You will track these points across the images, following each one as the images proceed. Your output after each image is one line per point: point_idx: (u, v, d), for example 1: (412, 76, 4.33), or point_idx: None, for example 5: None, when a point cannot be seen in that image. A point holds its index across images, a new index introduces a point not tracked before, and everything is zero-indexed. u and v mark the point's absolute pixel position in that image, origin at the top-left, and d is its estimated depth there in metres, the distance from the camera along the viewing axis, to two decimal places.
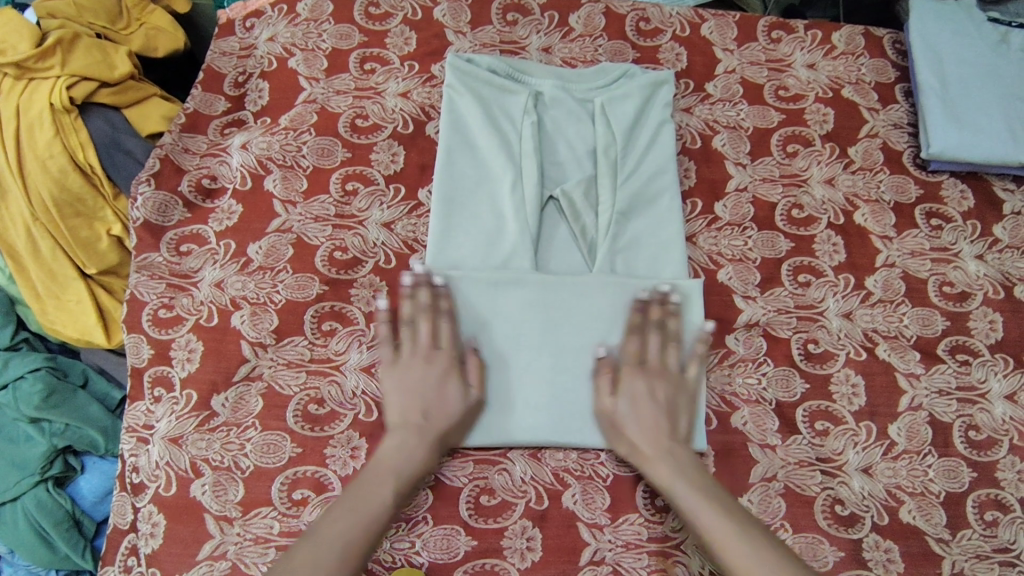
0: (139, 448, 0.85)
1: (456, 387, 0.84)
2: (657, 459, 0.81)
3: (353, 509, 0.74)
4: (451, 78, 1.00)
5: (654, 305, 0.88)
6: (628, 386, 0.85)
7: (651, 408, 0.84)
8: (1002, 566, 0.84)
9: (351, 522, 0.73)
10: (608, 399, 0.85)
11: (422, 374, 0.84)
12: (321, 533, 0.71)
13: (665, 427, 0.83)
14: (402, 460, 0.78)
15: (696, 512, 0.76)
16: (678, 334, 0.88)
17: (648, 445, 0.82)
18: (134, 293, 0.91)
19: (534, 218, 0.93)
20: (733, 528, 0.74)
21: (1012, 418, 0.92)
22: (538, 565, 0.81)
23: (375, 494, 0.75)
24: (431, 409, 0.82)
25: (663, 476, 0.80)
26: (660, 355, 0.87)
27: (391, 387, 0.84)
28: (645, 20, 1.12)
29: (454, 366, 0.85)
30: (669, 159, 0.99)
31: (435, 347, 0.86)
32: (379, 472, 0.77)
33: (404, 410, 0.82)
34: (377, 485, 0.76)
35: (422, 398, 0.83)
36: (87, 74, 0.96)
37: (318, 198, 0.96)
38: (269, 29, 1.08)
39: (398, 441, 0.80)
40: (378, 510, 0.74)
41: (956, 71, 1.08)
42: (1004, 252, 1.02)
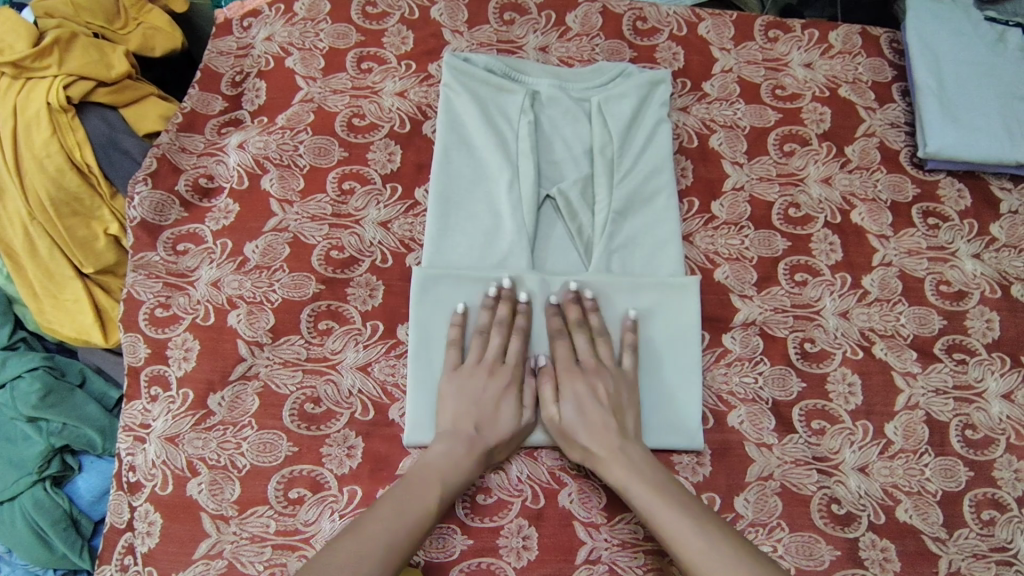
0: (135, 448, 0.85)
1: (513, 403, 0.84)
2: (611, 460, 0.80)
3: (398, 509, 0.73)
4: (448, 78, 1.00)
5: (572, 306, 0.89)
6: (569, 389, 0.85)
7: (596, 408, 0.83)
8: (999, 565, 0.84)
9: (395, 521, 0.72)
10: (552, 406, 0.85)
11: (485, 389, 0.84)
12: (367, 529, 0.70)
13: (613, 426, 0.82)
14: (450, 467, 0.78)
15: (650, 510, 0.75)
16: (603, 329, 0.89)
17: (598, 448, 0.81)
18: (131, 293, 0.91)
19: (530, 218, 0.93)
20: (689, 523, 0.73)
21: (1009, 416, 0.92)
22: (533, 564, 0.81)
23: (420, 497, 0.75)
24: (485, 422, 0.82)
25: (617, 477, 0.79)
26: (594, 351, 0.87)
27: (451, 398, 0.84)
28: (642, 20, 1.12)
29: (515, 384, 0.85)
30: (666, 158, 0.99)
31: (499, 361, 0.86)
32: (426, 477, 0.77)
33: (456, 419, 0.82)
34: (424, 489, 0.76)
35: (478, 411, 0.82)
36: (85, 74, 0.96)
37: (314, 197, 0.96)
38: (267, 29, 1.08)
39: (445, 449, 0.80)
40: (422, 514, 0.73)
41: (953, 70, 1.08)
42: (1001, 251, 1.02)
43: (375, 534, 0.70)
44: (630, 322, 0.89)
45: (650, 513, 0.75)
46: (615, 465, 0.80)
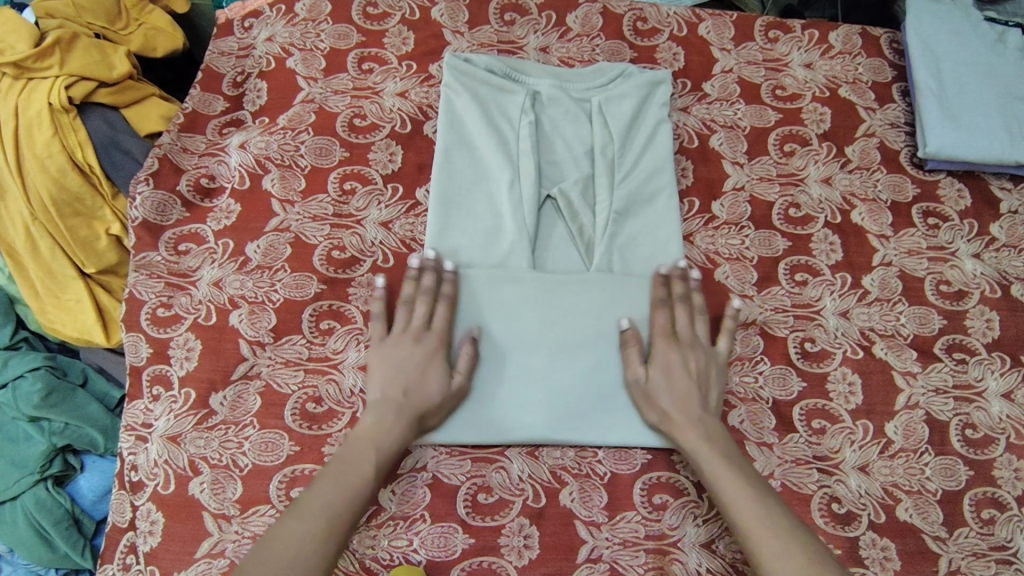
0: (137, 447, 0.85)
1: (439, 366, 0.83)
2: (686, 425, 0.81)
3: (334, 481, 0.72)
4: (448, 78, 1.01)
5: (676, 281, 0.90)
6: (663, 352, 0.86)
7: (683, 378, 0.84)
8: (999, 564, 0.85)
9: (334, 494, 0.71)
10: (640, 368, 0.86)
11: (409, 353, 0.83)
12: (306, 504, 0.70)
13: (696, 396, 0.83)
14: (383, 434, 0.77)
15: (715, 472, 0.76)
16: (703, 309, 0.90)
17: (677, 412, 0.82)
18: (133, 293, 0.91)
19: (531, 218, 0.94)
20: (753, 495, 0.73)
21: (1009, 416, 0.92)
22: (535, 562, 0.81)
23: (357, 467, 0.74)
24: (414, 388, 0.81)
25: (690, 440, 0.80)
26: (691, 327, 0.88)
27: (378, 367, 0.82)
28: (643, 20, 1.12)
29: (441, 349, 0.84)
30: (666, 159, 0.99)
31: (426, 329, 0.85)
32: (357, 447, 0.76)
33: (385, 387, 0.81)
34: (360, 459, 0.75)
35: (405, 377, 0.81)
36: (87, 74, 0.96)
37: (316, 197, 0.96)
38: (268, 29, 1.08)
39: (375, 419, 0.79)
40: (359, 484, 0.73)
41: (952, 70, 1.08)
42: (1001, 251, 1.02)
43: (316, 508, 0.69)
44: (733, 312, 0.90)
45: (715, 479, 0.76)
46: (689, 431, 0.81)
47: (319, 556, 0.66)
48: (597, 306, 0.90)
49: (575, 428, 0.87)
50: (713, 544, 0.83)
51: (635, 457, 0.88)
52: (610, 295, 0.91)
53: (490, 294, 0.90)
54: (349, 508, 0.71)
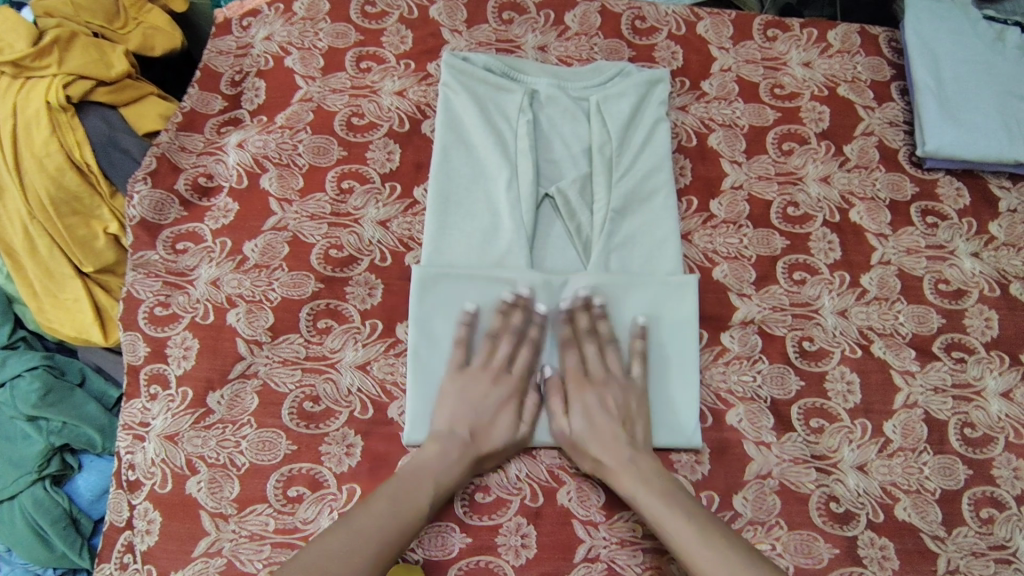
0: (135, 446, 0.85)
1: (511, 415, 0.85)
2: (619, 473, 0.81)
3: (391, 509, 0.75)
4: (446, 77, 1.01)
5: (581, 313, 0.89)
6: (579, 396, 0.86)
7: (605, 418, 0.84)
8: (997, 563, 0.85)
9: (388, 524, 0.73)
10: (563, 420, 0.85)
11: (486, 395, 0.85)
12: (361, 526, 0.72)
13: (623, 438, 0.83)
14: (442, 468, 0.80)
15: (662, 521, 0.76)
16: (613, 338, 0.90)
17: (608, 457, 0.82)
18: (130, 291, 0.91)
19: (529, 217, 0.94)
20: (704, 538, 0.74)
21: (1008, 415, 0.92)
22: (532, 562, 0.81)
23: (413, 499, 0.76)
24: (481, 429, 0.83)
25: (626, 488, 0.80)
26: (602, 361, 0.88)
27: (451, 399, 0.85)
28: (641, 19, 1.12)
29: (515, 396, 0.86)
30: (664, 157, 0.99)
31: (505, 369, 0.87)
32: (418, 476, 0.78)
33: (453, 420, 0.83)
34: (418, 490, 0.77)
35: (475, 416, 0.83)
36: (85, 73, 0.96)
37: (313, 196, 0.96)
38: (266, 28, 1.08)
39: (437, 450, 0.81)
40: (412, 516, 0.75)
41: (951, 69, 1.08)
42: (1000, 250, 1.02)
43: (369, 533, 0.72)
44: (640, 328, 0.90)
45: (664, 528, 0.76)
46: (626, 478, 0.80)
47: None
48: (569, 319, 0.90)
49: None
50: None
51: None
52: (608, 294, 0.91)
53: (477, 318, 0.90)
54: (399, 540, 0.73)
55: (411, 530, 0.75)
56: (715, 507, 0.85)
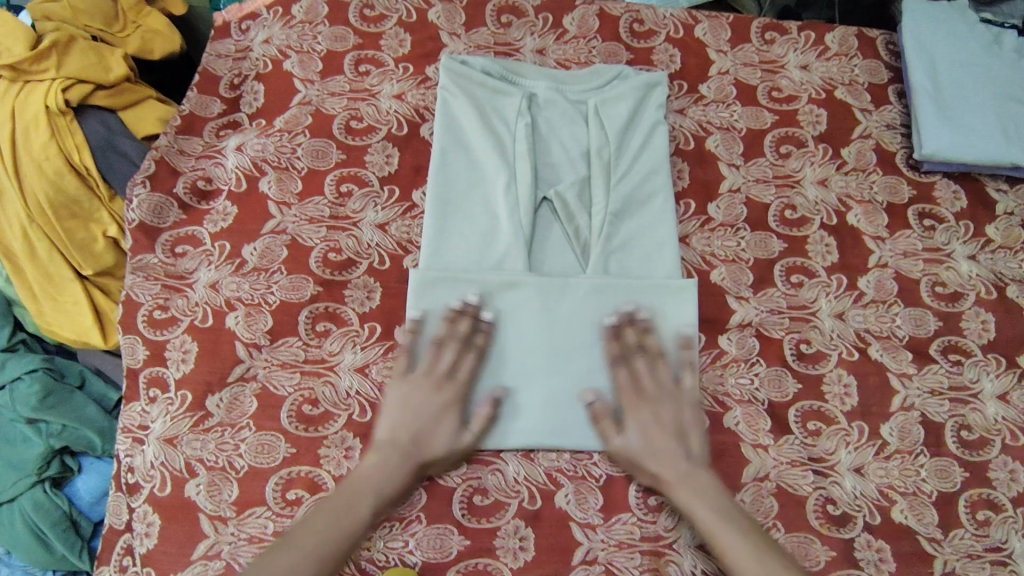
0: (134, 449, 0.85)
1: (455, 422, 0.84)
2: (676, 485, 0.81)
3: (330, 526, 0.75)
4: (444, 80, 1.01)
5: (626, 329, 0.89)
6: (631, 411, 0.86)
7: (661, 434, 0.84)
8: (993, 565, 0.85)
9: (327, 542, 0.74)
10: (617, 437, 0.85)
11: (428, 402, 0.84)
12: (298, 541, 0.74)
13: (678, 450, 0.83)
14: (382, 477, 0.79)
15: (715, 533, 0.77)
16: (661, 352, 0.89)
17: (668, 473, 0.82)
18: (129, 294, 0.92)
19: (527, 219, 0.94)
20: (760, 559, 0.75)
21: (1004, 417, 0.92)
22: (530, 565, 0.81)
23: (353, 513, 0.77)
24: (422, 436, 0.82)
25: (683, 500, 0.80)
26: (652, 376, 0.87)
27: (393, 408, 0.84)
28: (639, 22, 1.12)
29: (458, 402, 0.85)
30: (662, 160, 1.00)
31: (448, 377, 0.86)
32: (357, 489, 0.78)
33: (395, 428, 0.83)
34: (357, 503, 0.78)
35: (417, 423, 0.83)
36: (83, 77, 0.97)
37: (312, 199, 0.96)
38: (265, 31, 1.08)
39: (377, 459, 0.81)
40: (352, 530, 0.76)
41: (949, 72, 1.08)
42: (996, 252, 1.02)
43: (307, 553, 0.73)
44: (687, 339, 0.90)
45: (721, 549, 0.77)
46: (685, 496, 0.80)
47: None
48: (570, 324, 0.90)
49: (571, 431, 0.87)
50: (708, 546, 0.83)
51: None
52: (606, 297, 0.91)
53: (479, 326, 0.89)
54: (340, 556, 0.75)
55: (353, 543, 0.76)
56: None
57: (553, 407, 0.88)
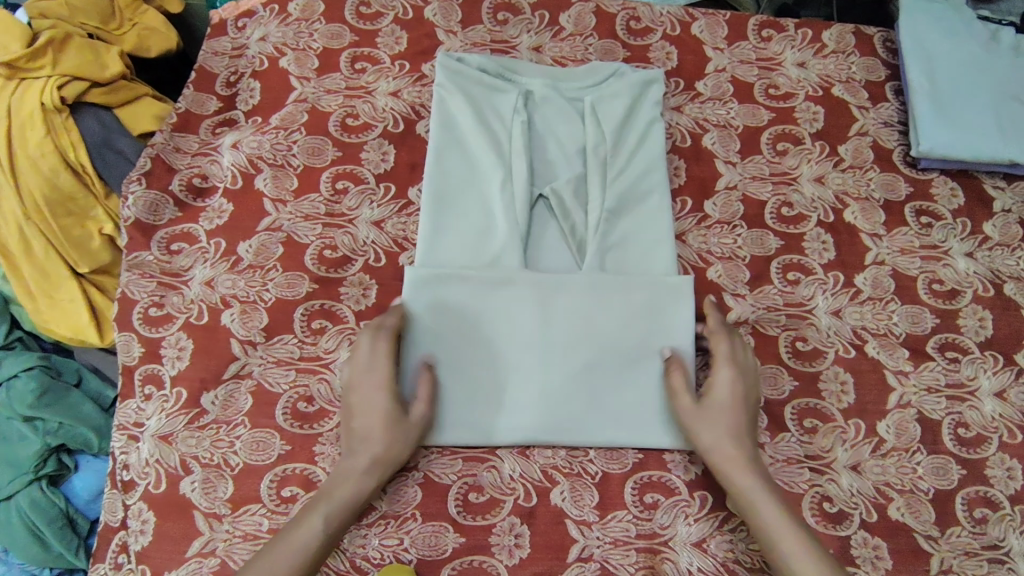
0: (130, 446, 0.85)
1: (393, 404, 0.82)
2: (738, 463, 0.79)
3: (275, 553, 0.72)
4: (440, 77, 1.00)
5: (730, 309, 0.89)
6: (723, 379, 0.84)
7: (737, 411, 0.82)
8: (991, 563, 0.85)
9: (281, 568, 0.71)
10: (687, 397, 0.85)
11: (359, 398, 0.82)
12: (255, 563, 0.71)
13: (750, 434, 0.82)
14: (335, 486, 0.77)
15: (770, 518, 0.76)
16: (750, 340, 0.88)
17: (733, 450, 0.80)
18: (125, 292, 0.91)
19: (523, 217, 0.94)
20: (809, 551, 0.73)
21: (1002, 415, 0.92)
22: (526, 561, 0.81)
23: (298, 537, 0.73)
24: (366, 431, 0.80)
25: (744, 478, 0.78)
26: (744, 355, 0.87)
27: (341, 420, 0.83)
28: (636, 19, 1.12)
29: (391, 385, 0.82)
30: (659, 157, 0.99)
31: (370, 365, 0.83)
32: (315, 500, 0.77)
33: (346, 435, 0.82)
34: (304, 521, 0.74)
35: (361, 422, 0.81)
36: (79, 74, 0.97)
37: (308, 197, 0.96)
38: (261, 29, 1.08)
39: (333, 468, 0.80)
40: (304, 549, 0.73)
41: (946, 69, 1.08)
42: (994, 249, 1.02)
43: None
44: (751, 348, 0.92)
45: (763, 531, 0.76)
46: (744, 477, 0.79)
47: None
48: (567, 319, 0.90)
49: (565, 428, 0.87)
50: (705, 544, 0.83)
51: (626, 456, 0.88)
52: (602, 293, 0.91)
53: (477, 321, 0.89)
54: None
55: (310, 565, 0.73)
56: (708, 507, 0.85)
57: (575, 384, 0.89)
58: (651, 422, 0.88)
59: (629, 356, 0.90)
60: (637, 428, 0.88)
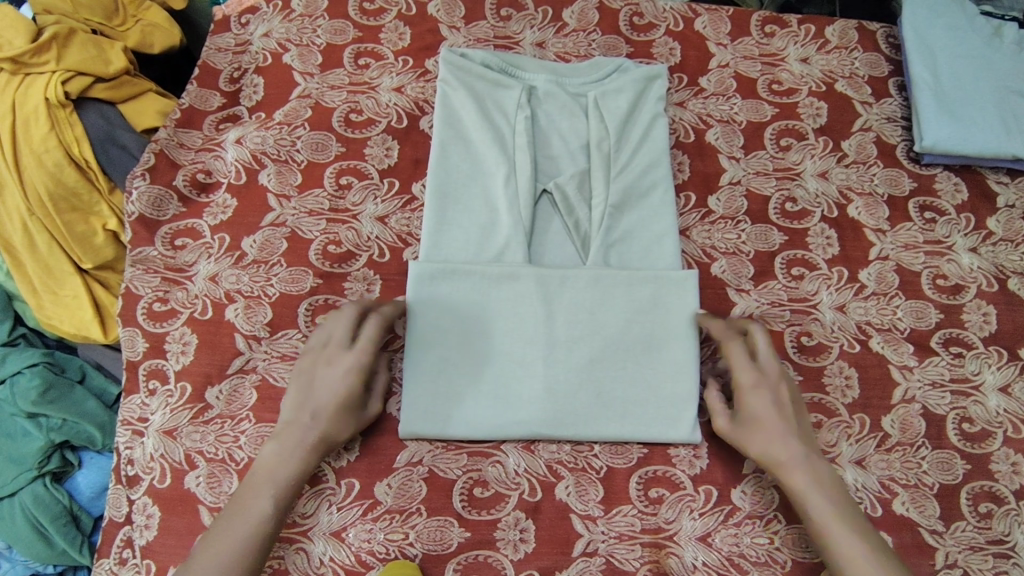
0: (134, 441, 0.86)
1: (358, 393, 0.81)
2: (792, 467, 0.78)
3: (206, 551, 0.71)
4: (444, 73, 1.00)
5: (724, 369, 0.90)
6: (760, 382, 0.82)
7: (777, 414, 0.80)
8: (996, 557, 0.85)
9: (218, 567, 0.70)
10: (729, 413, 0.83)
11: (324, 376, 0.81)
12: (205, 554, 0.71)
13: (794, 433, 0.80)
14: (279, 472, 0.76)
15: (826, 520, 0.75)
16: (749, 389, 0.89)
17: (786, 454, 0.79)
18: (129, 287, 0.91)
19: (527, 212, 0.94)
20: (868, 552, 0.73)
21: (1007, 410, 0.92)
22: (531, 556, 0.81)
23: (238, 521, 0.73)
24: (319, 406, 0.79)
25: (798, 482, 0.78)
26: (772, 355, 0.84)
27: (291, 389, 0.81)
28: (639, 15, 1.12)
29: (356, 370, 0.81)
30: (663, 153, 0.99)
31: (345, 346, 0.82)
32: (256, 482, 0.75)
33: (294, 412, 0.79)
34: (244, 509, 0.73)
35: (315, 397, 0.80)
36: (83, 69, 0.96)
37: (312, 192, 0.96)
38: (265, 25, 1.08)
39: (275, 441, 0.78)
40: (249, 532, 0.72)
41: (950, 64, 1.08)
42: (998, 245, 1.02)
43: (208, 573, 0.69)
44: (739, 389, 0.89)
45: (827, 535, 0.75)
46: (802, 473, 0.78)
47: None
48: (571, 315, 0.90)
49: (569, 423, 0.87)
50: (709, 538, 0.83)
51: (632, 451, 0.88)
52: (606, 288, 0.91)
53: (482, 318, 0.89)
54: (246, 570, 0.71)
55: (250, 557, 0.72)
56: (713, 501, 0.84)
57: (577, 381, 0.88)
58: (656, 416, 0.88)
59: (634, 352, 0.90)
60: (642, 423, 0.88)
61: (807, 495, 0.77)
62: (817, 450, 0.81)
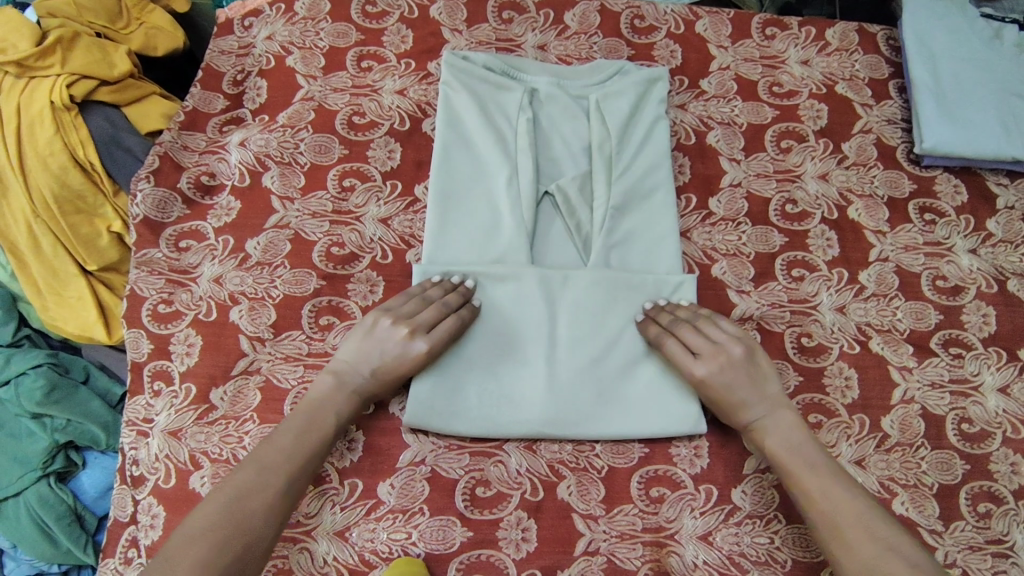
0: (139, 441, 0.86)
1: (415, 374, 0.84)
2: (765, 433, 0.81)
3: (258, 464, 0.74)
4: (446, 75, 1.01)
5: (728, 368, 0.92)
6: (707, 374, 0.83)
7: (730, 391, 0.83)
8: (995, 557, 0.85)
9: (271, 474, 0.73)
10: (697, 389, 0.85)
11: (395, 348, 0.82)
12: (265, 461, 0.74)
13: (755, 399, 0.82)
14: (329, 407, 0.80)
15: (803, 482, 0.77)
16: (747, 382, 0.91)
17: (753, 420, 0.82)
18: (134, 289, 0.92)
19: (529, 214, 0.95)
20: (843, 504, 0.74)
21: (1006, 410, 0.93)
22: (533, 555, 0.82)
23: (285, 442, 0.76)
24: (383, 369, 0.83)
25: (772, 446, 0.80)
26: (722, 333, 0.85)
27: (363, 336, 0.83)
28: (640, 18, 1.12)
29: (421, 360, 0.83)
30: (663, 155, 1.00)
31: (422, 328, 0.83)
32: (314, 413, 0.79)
33: (357, 358, 0.83)
34: (294, 431, 0.77)
35: (380, 363, 0.83)
36: (88, 73, 0.97)
37: (316, 194, 0.97)
38: (268, 28, 1.09)
39: (333, 382, 0.82)
40: (299, 453, 0.76)
41: (950, 67, 1.09)
42: (998, 246, 1.02)
43: (265, 474, 0.73)
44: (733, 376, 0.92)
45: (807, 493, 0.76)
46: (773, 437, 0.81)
47: (275, 506, 0.72)
48: (571, 315, 0.91)
49: (571, 423, 0.87)
50: (710, 537, 0.83)
51: (632, 450, 0.88)
52: (607, 288, 0.91)
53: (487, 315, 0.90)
54: (295, 485, 0.74)
55: (294, 475, 0.74)
56: (714, 500, 0.85)
57: (580, 378, 0.89)
58: (658, 415, 0.88)
59: (636, 353, 0.90)
60: (643, 420, 0.88)
61: (773, 450, 0.80)
62: (789, 407, 0.83)
